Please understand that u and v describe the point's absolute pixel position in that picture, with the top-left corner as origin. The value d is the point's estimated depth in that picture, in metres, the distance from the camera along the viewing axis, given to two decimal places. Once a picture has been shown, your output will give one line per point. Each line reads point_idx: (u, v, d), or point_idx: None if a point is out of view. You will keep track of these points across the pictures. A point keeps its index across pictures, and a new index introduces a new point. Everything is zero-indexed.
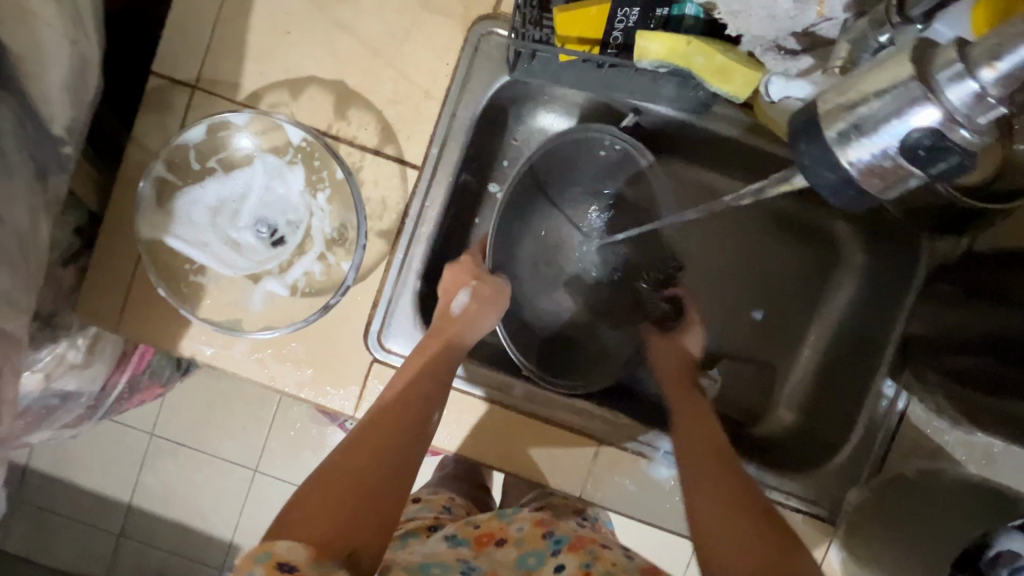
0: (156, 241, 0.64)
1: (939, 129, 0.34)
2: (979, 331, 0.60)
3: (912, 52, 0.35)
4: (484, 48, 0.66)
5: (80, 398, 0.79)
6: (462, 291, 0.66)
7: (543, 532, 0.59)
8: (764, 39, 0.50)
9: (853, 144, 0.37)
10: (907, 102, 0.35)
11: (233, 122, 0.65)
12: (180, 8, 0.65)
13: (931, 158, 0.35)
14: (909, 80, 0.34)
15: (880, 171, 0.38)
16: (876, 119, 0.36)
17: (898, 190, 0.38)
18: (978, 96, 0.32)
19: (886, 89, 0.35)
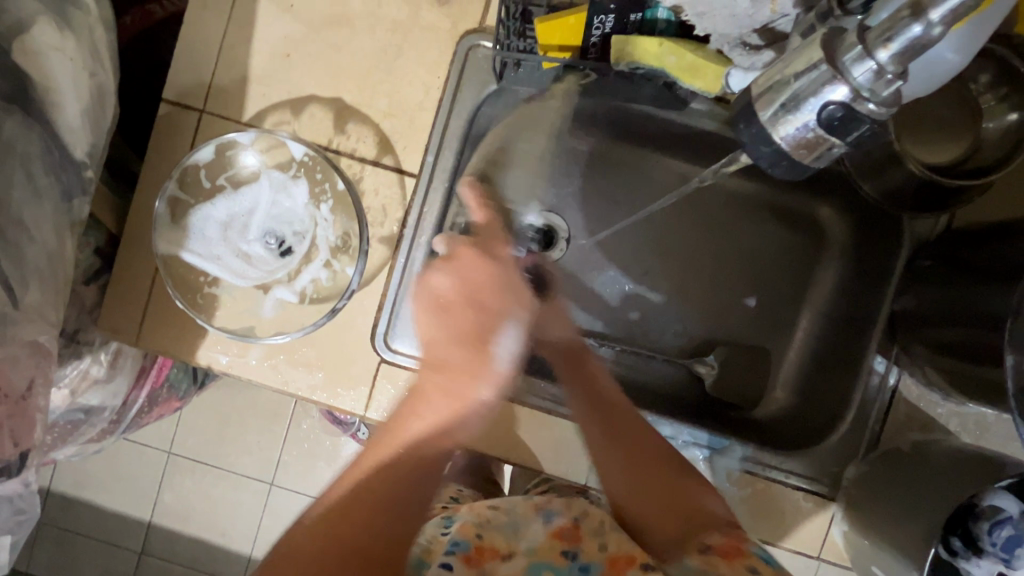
0: (172, 256, 0.68)
1: (849, 105, 0.39)
2: (959, 303, 0.62)
3: (823, 40, 0.39)
4: (473, 59, 0.70)
5: (103, 413, 0.83)
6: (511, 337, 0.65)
7: (535, 509, 0.62)
8: (730, 37, 0.53)
9: (783, 120, 0.41)
10: (823, 84, 0.39)
11: (239, 141, 0.69)
12: (187, 39, 0.70)
13: (845, 126, 0.40)
14: (820, 64, 0.39)
15: (806, 143, 0.42)
16: (807, 92, 0.39)
17: (825, 160, 0.43)
18: (877, 72, 0.37)
19: (804, 71, 0.39)
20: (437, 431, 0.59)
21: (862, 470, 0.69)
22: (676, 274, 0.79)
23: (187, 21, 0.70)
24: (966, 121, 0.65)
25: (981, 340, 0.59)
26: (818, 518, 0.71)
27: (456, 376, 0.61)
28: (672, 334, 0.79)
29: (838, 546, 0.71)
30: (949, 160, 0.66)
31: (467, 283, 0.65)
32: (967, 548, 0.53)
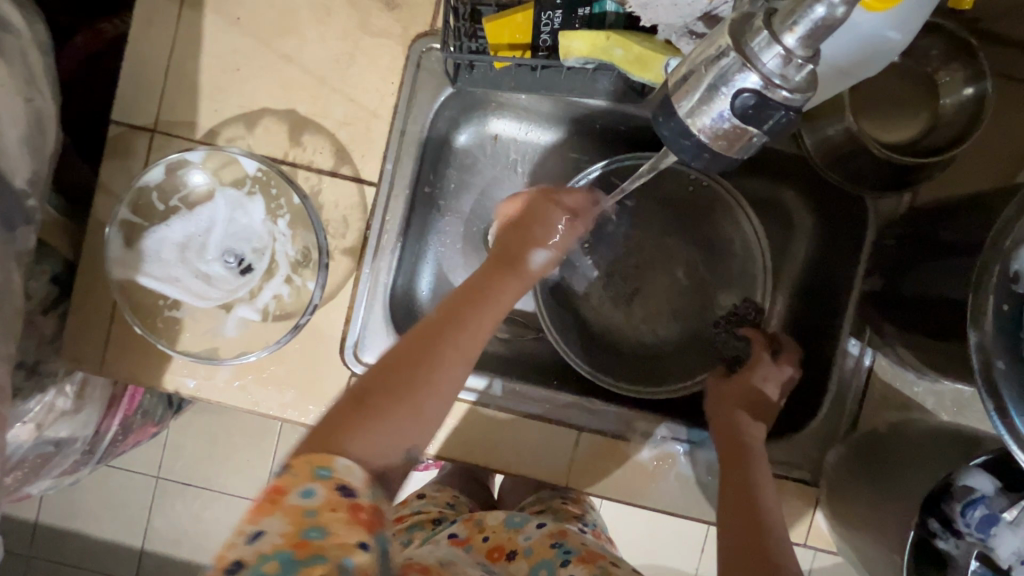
0: (128, 281, 0.66)
1: (761, 92, 0.37)
2: (919, 288, 0.63)
3: (733, 26, 0.38)
4: (426, 63, 0.69)
5: (74, 445, 0.81)
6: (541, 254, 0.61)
7: (552, 542, 0.62)
8: (676, 26, 0.52)
9: (699, 113, 0.40)
10: (731, 72, 0.37)
11: (188, 160, 0.67)
12: (132, 57, 0.68)
13: (760, 114, 0.38)
14: (728, 51, 0.37)
15: (725, 134, 0.40)
16: (724, 75, 0.37)
17: (746, 149, 0.41)
18: (786, 58, 0.35)
19: (714, 58, 0.38)
20: (483, 334, 0.54)
21: (840, 455, 0.69)
22: (653, 266, 0.82)
23: (131, 40, 0.68)
24: (922, 98, 0.65)
25: None
26: (804, 510, 0.69)
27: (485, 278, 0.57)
28: (648, 326, 0.81)
29: (824, 536, 0.70)
30: (909, 138, 0.65)
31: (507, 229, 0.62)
32: (944, 530, 0.54)
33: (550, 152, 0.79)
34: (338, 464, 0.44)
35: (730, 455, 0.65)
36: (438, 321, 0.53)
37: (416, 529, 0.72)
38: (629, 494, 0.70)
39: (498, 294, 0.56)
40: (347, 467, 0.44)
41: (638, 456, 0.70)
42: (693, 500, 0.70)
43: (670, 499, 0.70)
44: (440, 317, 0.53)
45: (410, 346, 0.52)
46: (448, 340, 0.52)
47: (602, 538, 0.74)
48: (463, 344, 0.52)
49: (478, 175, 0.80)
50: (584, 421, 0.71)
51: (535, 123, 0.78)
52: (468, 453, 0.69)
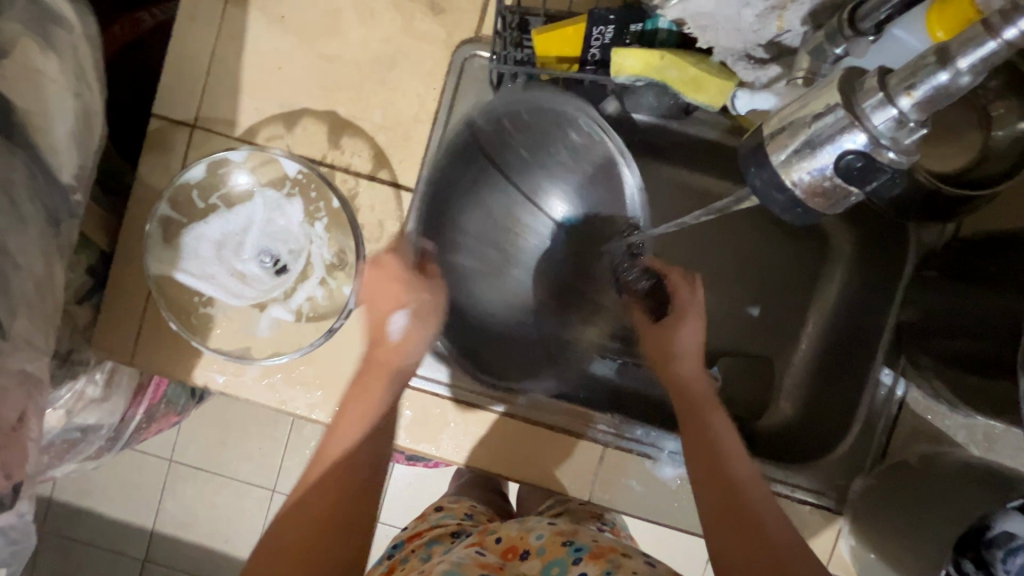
0: (165, 276, 0.67)
1: (867, 152, 0.37)
2: (974, 316, 0.61)
3: (843, 84, 0.38)
4: (469, 70, 0.68)
5: (100, 431, 0.82)
6: (398, 315, 0.67)
7: (563, 539, 0.61)
8: (734, 49, 0.51)
9: (795, 166, 0.39)
10: (840, 129, 0.37)
11: (231, 159, 0.67)
12: (176, 52, 0.68)
13: (864, 176, 0.38)
14: (837, 107, 0.37)
15: (822, 190, 0.40)
16: (819, 137, 0.38)
17: (841, 207, 0.41)
18: (899, 121, 0.36)
19: (822, 113, 0.38)
20: (366, 448, 0.62)
21: (867, 485, 0.70)
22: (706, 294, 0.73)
23: (175, 34, 0.68)
24: (974, 129, 0.63)
25: (1000, 355, 0.57)
26: (826, 529, 0.70)
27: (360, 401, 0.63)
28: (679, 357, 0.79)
29: (845, 562, 0.71)
30: (956, 170, 0.64)
31: (371, 291, 0.67)
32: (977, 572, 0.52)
33: None
34: None
35: (700, 452, 0.59)
36: (333, 438, 0.62)
37: (435, 545, 0.70)
38: (650, 510, 0.70)
39: (377, 396, 0.64)
40: None
41: (660, 474, 0.70)
42: None
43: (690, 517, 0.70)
44: (334, 428, 0.63)
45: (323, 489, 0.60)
46: (350, 475, 0.61)
47: (621, 536, 0.74)
48: (355, 468, 0.61)
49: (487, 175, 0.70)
50: (609, 438, 0.70)
51: None
52: (494, 462, 0.69)
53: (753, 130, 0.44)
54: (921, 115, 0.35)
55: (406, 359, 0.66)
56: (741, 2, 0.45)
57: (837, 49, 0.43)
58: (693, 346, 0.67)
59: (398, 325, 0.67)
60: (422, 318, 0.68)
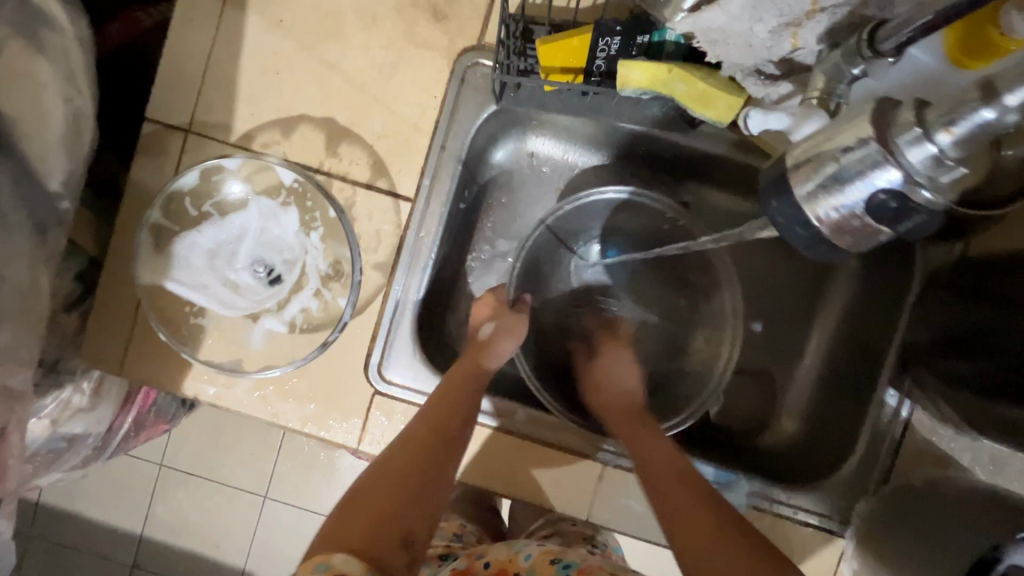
0: (155, 287, 0.65)
1: (901, 191, 0.37)
2: (979, 329, 0.60)
3: (872, 113, 0.38)
4: (471, 79, 0.67)
5: (86, 440, 0.80)
6: (486, 325, 0.70)
7: (552, 558, 0.61)
8: (744, 65, 0.50)
9: (821, 201, 0.40)
10: (870, 166, 0.37)
11: (226, 167, 0.66)
12: (172, 55, 0.67)
13: (897, 216, 0.38)
14: (870, 141, 0.37)
15: (850, 229, 0.41)
16: (843, 178, 0.38)
17: (870, 245, 0.42)
18: (937, 159, 0.36)
19: (852, 145, 0.38)
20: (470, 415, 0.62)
21: (870, 508, 0.67)
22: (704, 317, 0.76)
23: (171, 37, 0.67)
24: None
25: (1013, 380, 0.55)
26: (821, 547, 0.70)
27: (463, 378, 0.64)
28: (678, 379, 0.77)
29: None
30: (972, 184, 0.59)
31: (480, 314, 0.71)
32: None
33: (586, 175, 0.77)
34: (336, 559, 0.49)
35: (648, 447, 0.61)
36: (437, 413, 0.61)
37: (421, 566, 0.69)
38: (648, 530, 0.68)
39: (480, 377, 0.65)
40: (344, 560, 0.49)
41: None
42: None
43: None
44: (437, 403, 0.62)
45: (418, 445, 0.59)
46: (445, 431, 0.60)
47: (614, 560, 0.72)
48: (457, 431, 0.60)
49: (518, 198, 0.78)
50: (609, 456, 0.69)
51: (578, 147, 0.76)
52: (490, 479, 0.67)
53: (779, 156, 0.44)
54: (960, 155, 0.35)
55: (491, 358, 0.68)
56: (754, 17, 0.44)
57: (856, 68, 0.41)
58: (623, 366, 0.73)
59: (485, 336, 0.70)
60: (502, 330, 0.70)
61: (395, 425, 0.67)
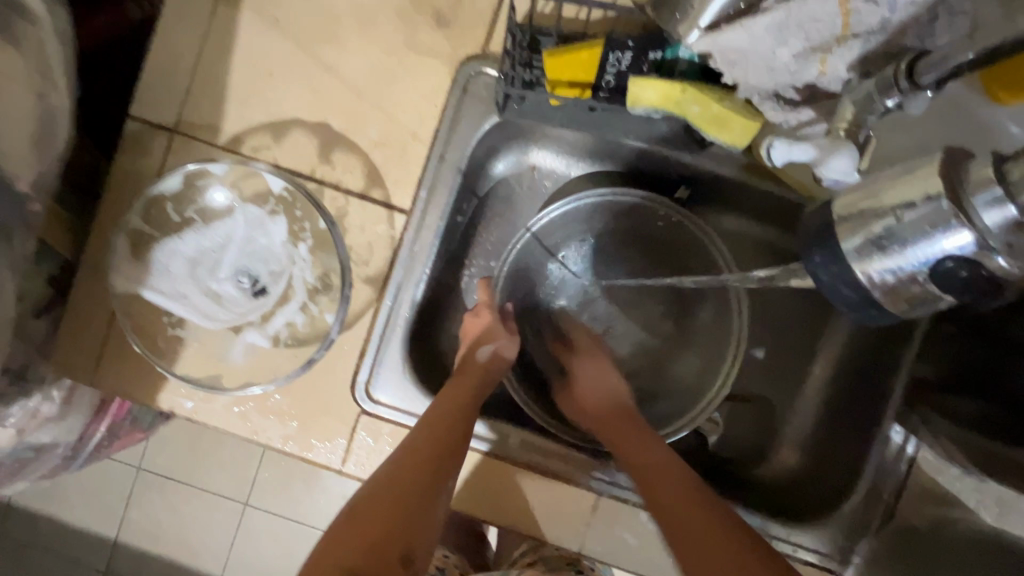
0: (131, 295, 0.61)
1: (971, 258, 0.33)
2: None
3: (941, 165, 0.34)
4: (473, 88, 0.64)
5: (56, 449, 0.76)
6: (485, 343, 0.66)
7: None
8: (761, 88, 0.47)
9: (876, 259, 0.36)
10: (938, 224, 0.33)
11: (211, 172, 0.63)
12: (160, 51, 0.64)
13: (966, 286, 0.34)
14: (940, 198, 0.33)
15: (906, 294, 0.36)
16: (900, 238, 0.35)
17: (923, 310, 0.37)
18: (1016, 224, 0.31)
19: (918, 202, 0.34)
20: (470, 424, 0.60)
21: (873, 548, 0.66)
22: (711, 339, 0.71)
23: (159, 33, 0.64)
24: None
25: None
26: None
27: (462, 395, 0.61)
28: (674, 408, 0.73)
29: None
30: None
31: (474, 330, 0.67)
32: None
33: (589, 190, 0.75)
34: None
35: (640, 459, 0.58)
36: (424, 440, 0.57)
37: None
38: (643, 564, 0.66)
39: (470, 401, 0.61)
40: None
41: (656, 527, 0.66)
42: None
43: None
44: (427, 426, 0.58)
45: (416, 455, 0.56)
46: (447, 441, 0.57)
47: None
48: (455, 440, 0.58)
49: (517, 212, 0.75)
50: (604, 486, 0.66)
51: (581, 160, 0.73)
52: (478, 505, 0.64)
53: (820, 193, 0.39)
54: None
55: (491, 376, 0.65)
56: (777, 40, 0.42)
57: (890, 100, 0.39)
58: (600, 369, 0.69)
59: (485, 353, 0.66)
60: (501, 350, 0.66)
61: (381, 447, 0.64)
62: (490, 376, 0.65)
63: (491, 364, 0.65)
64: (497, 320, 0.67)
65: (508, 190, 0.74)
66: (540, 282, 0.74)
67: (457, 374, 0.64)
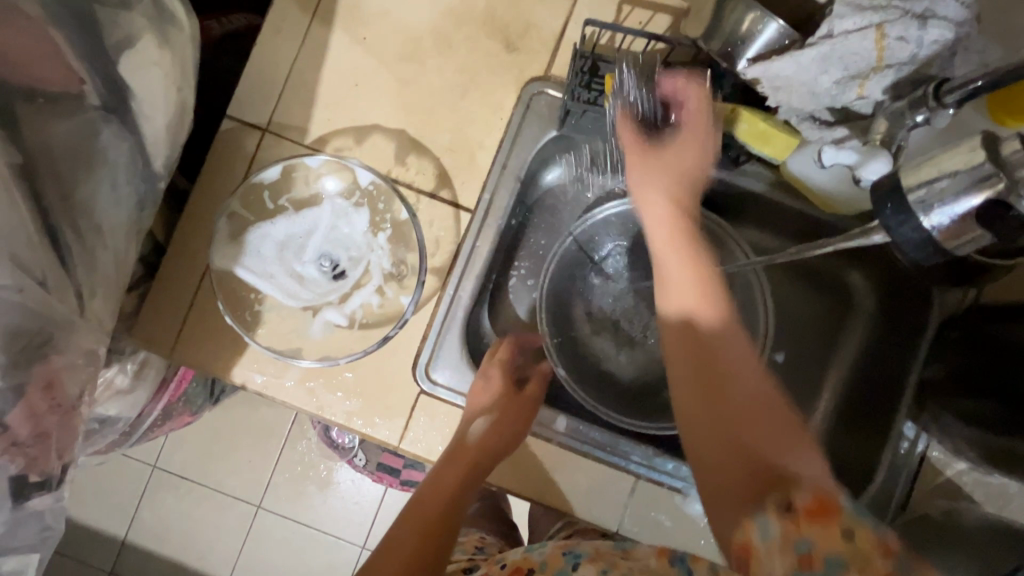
0: (226, 272, 0.68)
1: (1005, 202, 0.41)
2: (974, 363, 0.68)
3: (981, 141, 0.42)
4: (534, 106, 0.72)
5: (117, 424, 0.80)
6: (480, 417, 0.67)
7: (563, 550, 0.55)
8: (801, 111, 0.57)
9: (934, 209, 0.44)
10: (982, 180, 0.42)
11: (307, 164, 0.70)
12: (258, 60, 0.72)
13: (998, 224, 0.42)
14: (983, 163, 0.42)
15: (956, 232, 0.44)
16: (941, 195, 0.43)
17: (968, 248, 0.45)
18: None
19: (964, 166, 0.42)
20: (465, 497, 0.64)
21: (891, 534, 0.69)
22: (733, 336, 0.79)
23: (259, 44, 0.72)
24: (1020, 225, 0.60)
25: None
26: None
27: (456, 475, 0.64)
28: None
29: None
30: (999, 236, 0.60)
31: (474, 400, 0.68)
32: None
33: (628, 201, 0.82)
34: None
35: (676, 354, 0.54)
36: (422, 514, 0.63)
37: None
38: (676, 545, 0.70)
39: (465, 479, 0.64)
40: None
41: (689, 511, 0.70)
42: None
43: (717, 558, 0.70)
44: (427, 499, 0.64)
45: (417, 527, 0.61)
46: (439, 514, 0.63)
47: None
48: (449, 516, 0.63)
49: (561, 219, 0.81)
50: (641, 470, 0.70)
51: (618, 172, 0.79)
52: (524, 483, 0.70)
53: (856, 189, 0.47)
54: None
55: (490, 455, 0.65)
56: (820, 69, 0.52)
57: (919, 116, 0.49)
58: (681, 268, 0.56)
59: (479, 427, 0.66)
60: (495, 423, 0.66)
61: (438, 425, 0.69)
62: (484, 453, 0.65)
63: (490, 439, 0.66)
64: (498, 392, 0.68)
65: (547, 197, 0.80)
66: (582, 281, 0.81)
67: (449, 460, 0.65)
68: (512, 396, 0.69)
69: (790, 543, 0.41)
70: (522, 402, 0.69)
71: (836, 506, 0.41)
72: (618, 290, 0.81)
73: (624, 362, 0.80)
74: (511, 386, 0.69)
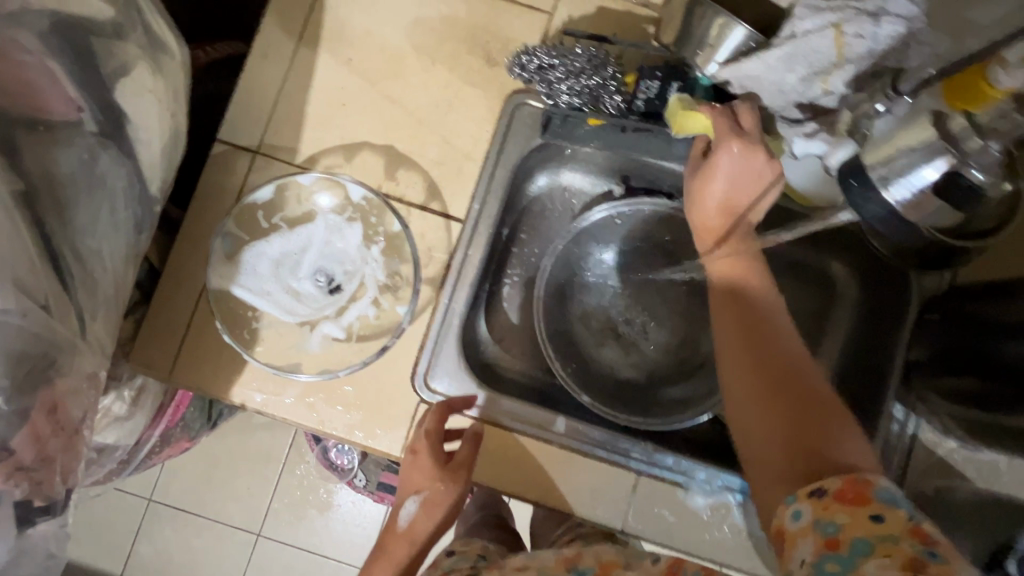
0: (223, 291, 0.70)
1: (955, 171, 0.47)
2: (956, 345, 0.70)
3: (930, 118, 0.48)
4: (519, 116, 0.74)
5: (114, 453, 0.80)
6: (411, 499, 0.70)
7: (568, 565, 0.59)
8: (772, 108, 0.61)
9: (894, 184, 0.51)
10: (933, 155, 0.48)
11: (301, 182, 0.72)
12: (247, 85, 0.74)
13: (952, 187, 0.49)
14: (933, 139, 0.47)
15: (916, 201, 0.50)
16: (900, 171, 0.50)
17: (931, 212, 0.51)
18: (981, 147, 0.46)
19: (917, 144, 0.48)
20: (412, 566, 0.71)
21: None
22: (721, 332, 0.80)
23: (247, 69, 0.74)
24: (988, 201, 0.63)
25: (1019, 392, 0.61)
26: None
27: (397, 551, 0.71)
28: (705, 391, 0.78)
29: None
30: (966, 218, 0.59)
31: (405, 479, 0.69)
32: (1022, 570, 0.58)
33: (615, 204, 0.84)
34: None
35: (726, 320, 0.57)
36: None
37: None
38: (680, 540, 0.71)
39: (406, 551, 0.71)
40: None
41: (690, 503, 0.71)
42: (744, 555, 0.70)
43: (722, 550, 0.71)
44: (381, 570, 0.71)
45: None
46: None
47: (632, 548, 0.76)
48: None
49: (550, 225, 0.83)
50: (642, 465, 0.71)
51: (604, 179, 0.82)
52: (524, 487, 0.71)
53: None
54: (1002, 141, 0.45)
55: (421, 533, 0.71)
56: (787, 68, 0.57)
57: (881, 105, 0.52)
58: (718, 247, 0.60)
59: (410, 509, 0.71)
60: (426, 501, 0.69)
61: None
62: (418, 528, 0.71)
63: (422, 515, 0.70)
64: (427, 468, 0.67)
65: (536, 204, 0.83)
66: (570, 287, 0.82)
67: (390, 540, 0.72)
68: (444, 473, 0.67)
69: (819, 527, 0.41)
70: (455, 476, 0.67)
71: (869, 493, 0.41)
72: (608, 292, 0.83)
73: (619, 361, 0.81)
74: (442, 463, 0.67)
